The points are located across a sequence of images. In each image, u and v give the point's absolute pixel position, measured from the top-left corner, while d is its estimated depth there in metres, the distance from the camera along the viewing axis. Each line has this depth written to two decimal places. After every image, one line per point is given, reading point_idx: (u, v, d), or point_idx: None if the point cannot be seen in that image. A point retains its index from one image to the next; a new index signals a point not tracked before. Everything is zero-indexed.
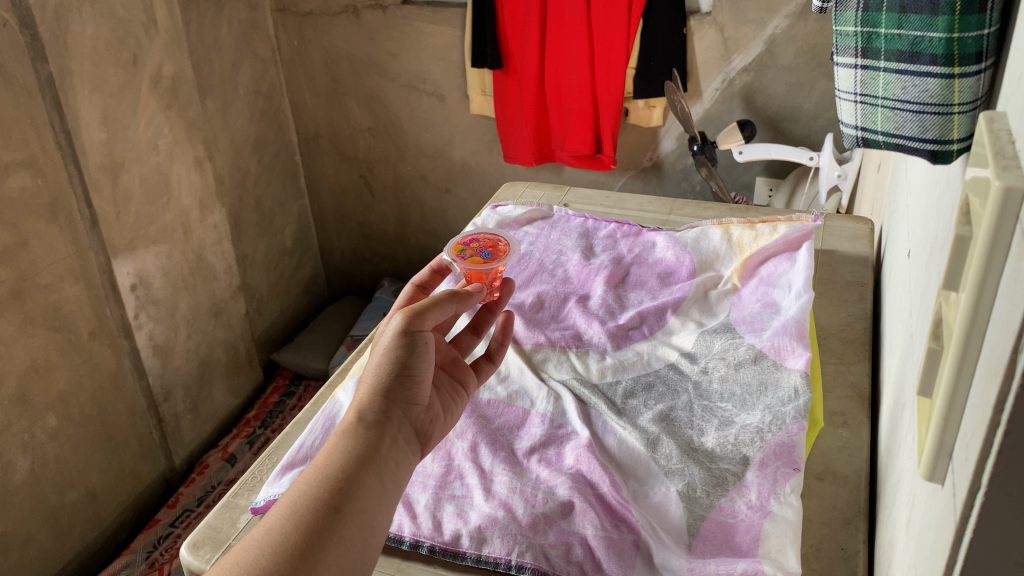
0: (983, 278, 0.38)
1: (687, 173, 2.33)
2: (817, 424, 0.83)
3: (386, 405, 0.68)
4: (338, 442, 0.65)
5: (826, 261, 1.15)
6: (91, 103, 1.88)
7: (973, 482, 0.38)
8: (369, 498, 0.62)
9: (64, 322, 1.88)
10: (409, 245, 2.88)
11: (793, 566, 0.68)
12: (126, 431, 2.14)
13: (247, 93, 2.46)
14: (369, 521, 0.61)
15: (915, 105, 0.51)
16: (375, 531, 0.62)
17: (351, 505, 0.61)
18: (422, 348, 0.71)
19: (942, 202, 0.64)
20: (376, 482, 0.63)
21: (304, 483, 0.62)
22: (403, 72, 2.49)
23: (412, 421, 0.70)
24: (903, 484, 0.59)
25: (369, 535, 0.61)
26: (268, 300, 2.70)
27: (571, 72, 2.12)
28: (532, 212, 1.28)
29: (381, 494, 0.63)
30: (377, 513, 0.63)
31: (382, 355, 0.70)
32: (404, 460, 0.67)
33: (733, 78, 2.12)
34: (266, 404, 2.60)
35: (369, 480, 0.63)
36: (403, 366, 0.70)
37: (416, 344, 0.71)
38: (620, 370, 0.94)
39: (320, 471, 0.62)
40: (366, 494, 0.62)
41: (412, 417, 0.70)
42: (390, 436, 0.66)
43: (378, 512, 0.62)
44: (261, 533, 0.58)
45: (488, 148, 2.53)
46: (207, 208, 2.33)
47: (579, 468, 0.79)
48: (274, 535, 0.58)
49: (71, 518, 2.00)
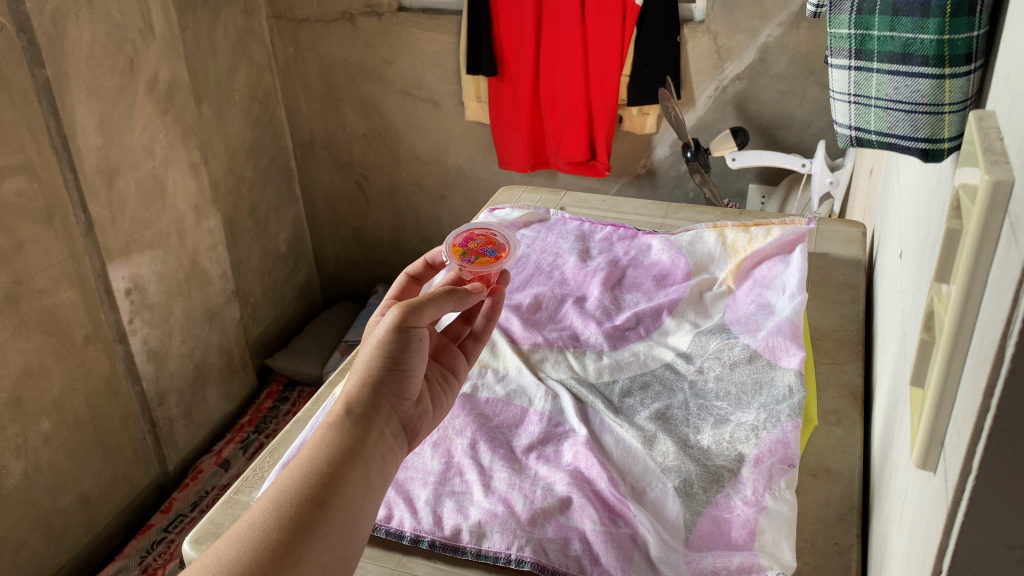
0: (974, 269, 0.40)
1: (681, 179, 2.35)
2: (811, 421, 0.85)
3: (373, 400, 0.69)
4: (325, 436, 0.65)
5: (819, 264, 1.17)
6: (87, 108, 1.89)
7: (965, 465, 0.40)
8: (354, 494, 0.63)
9: (59, 326, 1.89)
10: (404, 251, 2.89)
11: (789, 558, 0.69)
12: (120, 436, 2.14)
13: (243, 99, 2.47)
14: (354, 517, 0.62)
15: (907, 105, 0.52)
16: (359, 527, 0.62)
17: (336, 501, 0.61)
18: (414, 344, 0.72)
19: (933, 201, 0.66)
20: (361, 476, 0.64)
21: (289, 475, 0.62)
22: (398, 78, 2.50)
23: (397, 416, 0.71)
24: (897, 476, 0.61)
25: (353, 532, 0.62)
26: (262, 305, 2.71)
27: (565, 79, 2.13)
28: (529, 215, 1.29)
29: (364, 490, 0.64)
30: (361, 509, 0.63)
31: (375, 349, 0.71)
32: (388, 456, 0.68)
33: (726, 86, 2.14)
34: (260, 409, 2.60)
35: (355, 474, 0.64)
36: (394, 362, 0.71)
37: (410, 340, 0.72)
38: (617, 370, 0.95)
39: (308, 463, 0.63)
40: (351, 490, 0.63)
41: (398, 412, 0.71)
42: (376, 430, 0.68)
43: (362, 508, 0.63)
44: (244, 526, 0.58)
45: (483, 154, 2.54)
46: (202, 213, 2.33)
47: (577, 465, 0.80)
48: (258, 528, 0.58)
49: (64, 523, 2.00)
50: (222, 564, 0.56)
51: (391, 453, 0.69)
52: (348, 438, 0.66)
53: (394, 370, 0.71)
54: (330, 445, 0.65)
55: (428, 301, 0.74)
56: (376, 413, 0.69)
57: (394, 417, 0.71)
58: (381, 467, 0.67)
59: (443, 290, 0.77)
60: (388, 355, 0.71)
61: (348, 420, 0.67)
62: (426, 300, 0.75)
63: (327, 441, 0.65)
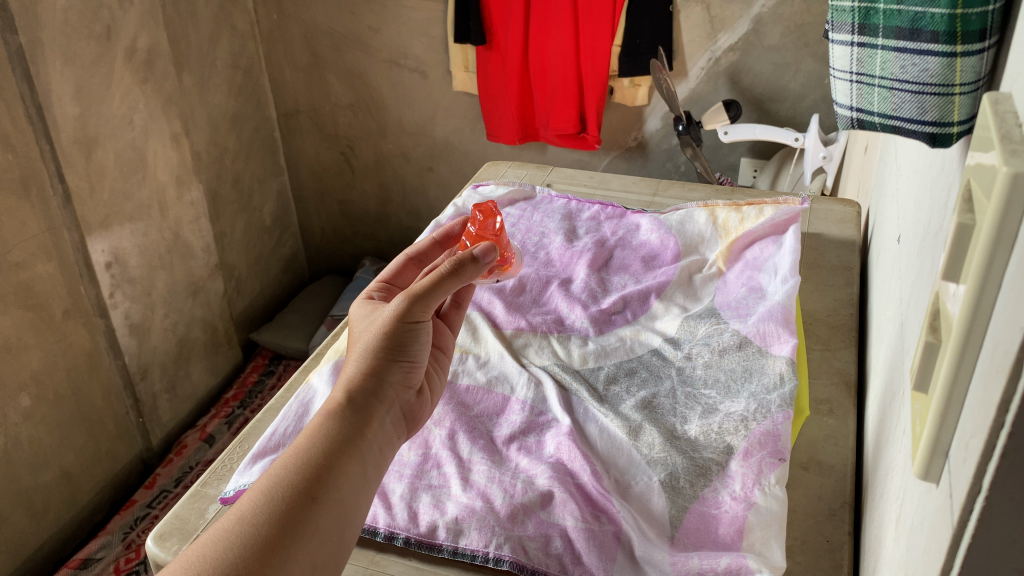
0: (986, 270, 0.36)
1: (672, 153, 2.31)
2: (803, 411, 0.81)
3: (376, 389, 0.65)
4: (323, 424, 0.61)
5: (813, 245, 1.13)
6: (63, 77, 1.83)
7: (973, 486, 0.36)
8: (348, 487, 0.59)
9: (37, 301, 1.84)
10: (391, 224, 2.84)
11: (778, 559, 0.66)
12: (103, 411, 2.10)
13: (225, 68, 2.41)
14: (347, 513, 0.58)
15: (913, 85, 0.47)
16: (352, 522, 0.59)
17: (330, 493, 0.58)
18: (419, 334, 0.69)
19: (936, 186, 0.62)
20: (358, 470, 0.61)
21: (283, 465, 0.58)
22: (384, 47, 2.44)
23: (398, 406, 0.68)
24: (895, 478, 0.58)
25: (345, 526, 0.58)
26: (247, 279, 2.66)
27: (556, 49, 2.08)
28: (514, 192, 1.25)
29: (361, 482, 0.61)
30: (355, 503, 0.60)
31: (378, 335, 0.67)
32: (384, 448, 0.65)
33: (719, 57, 2.09)
34: (244, 383, 2.57)
35: (352, 466, 0.60)
36: (398, 350, 0.67)
37: (415, 330, 0.68)
38: (603, 356, 0.92)
39: (305, 453, 0.59)
40: (347, 484, 0.59)
41: (398, 402, 0.68)
42: (376, 423, 0.64)
43: (356, 504, 0.60)
44: (232, 519, 0.55)
45: (471, 125, 2.49)
46: (184, 184, 2.28)
47: (560, 457, 0.77)
48: (246, 522, 0.54)
49: (46, 500, 1.97)
50: (205, 561, 0.52)
51: (389, 444, 0.66)
52: (347, 428, 0.62)
53: (396, 358, 0.68)
54: (327, 435, 0.61)
55: (442, 291, 0.69)
56: (377, 402, 0.65)
57: (394, 407, 0.67)
58: (377, 459, 0.64)
59: (446, 269, 0.69)
60: (394, 343, 0.67)
61: (349, 409, 0.63)
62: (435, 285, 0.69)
63: (324, 429, 0.61)
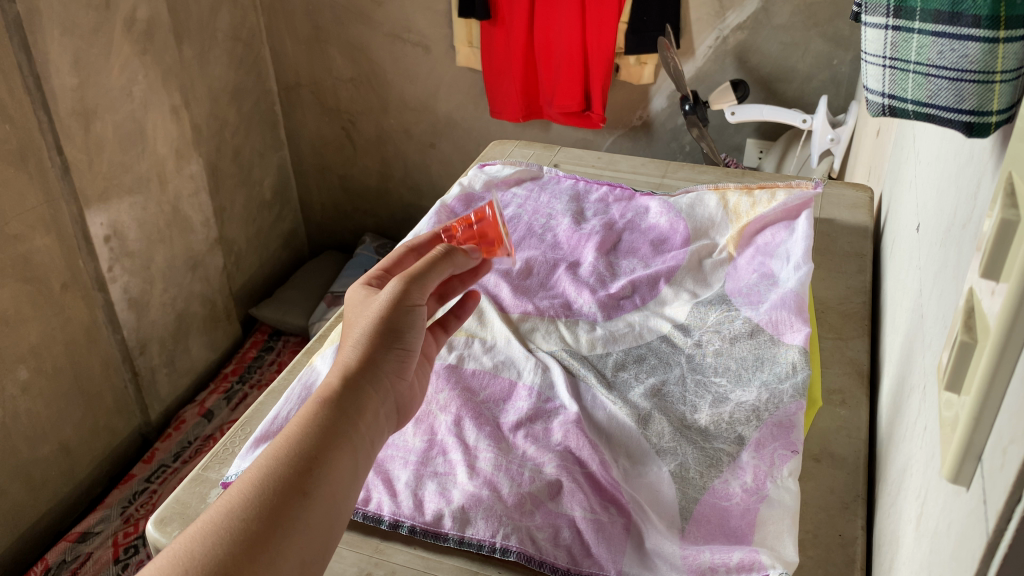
0: None
1: (677, 133, 2.28)
2: (816, 402, 0.80)
3: (371, 379, 0.64)
4: (314, 412, 0.60)
5: (825, 230, 1.11)
6: (61, 47, 1.80)
7: (1013, 492, 0.35)
8: (338, 480, 0.58)
9: (35, 274, 1.82)
10: (392, 200, 2.82)
11: (791, 554, 0.64)
12: (101, 384, 2.09)
13: (226, 40, 2.37)
14: (337, 507, 0.57)
15: (951, 72, 0.45)
16: (341, 517, 0.57)
17: (321, 487, 0.56)
18: (414, 321, 0.68)
19: (964, 175, 0.60)
20: (348, 462, 0.59)
21: (273, 455, 0.57)
22: (388, 21, 2.40)
23: (394, 396, 0.66)
24: (915, 476, 0.57)
25: (333, 524, 0.56)
26: (246, 254, 2.64)
27: (562, 25, 2.05)
28: (521, 172, 1.23)
29: (351, 475, 0.59)
30: (345, 497, 0.58)
31: (372, 320, 0.66)
32: (378, 438, 0.63)
33: (727, 36, 2.06)
34: (243, 359, 2.55)
35: (342, 459, 0.59)
36: (395, 338, 0.66)
37: (410, 314, 0.67)
38: (611, 342, 0.90)
39: (294, 443, 0.57)
40: (337, 476, 0.57)
41: (395, 391, 0.66)
42: (369, 412, 0.62)
43: (347, 496, 0.58)
44: (223, 510, 0.53)
45: (474, 102, 2.46)
46: (183, 158, 2.25)
47: (567, 444, 0.76)
48: (235, 517, 0.52)
49: (44, 473, 1.96)
50: (192, 559, 0.50)
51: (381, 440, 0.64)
52: (340, 415, 0.60)
53: (393, 345, 0.66)
54: (319, 424, 0.59)
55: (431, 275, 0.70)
56: (373, 391, 0.63)
57: (389, 398, 0.65)
58: (368, 451, 0.62)
59: (438, 253, 0.72)
60: (389, 328, 0.66)
61: (343, 397, 0.61)
62: (426, 270, 0.70)
63: (316, 418, 0.59)
